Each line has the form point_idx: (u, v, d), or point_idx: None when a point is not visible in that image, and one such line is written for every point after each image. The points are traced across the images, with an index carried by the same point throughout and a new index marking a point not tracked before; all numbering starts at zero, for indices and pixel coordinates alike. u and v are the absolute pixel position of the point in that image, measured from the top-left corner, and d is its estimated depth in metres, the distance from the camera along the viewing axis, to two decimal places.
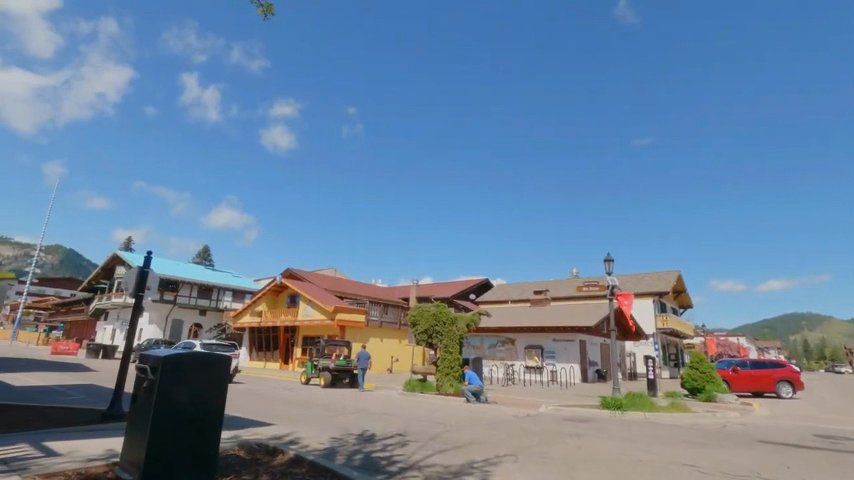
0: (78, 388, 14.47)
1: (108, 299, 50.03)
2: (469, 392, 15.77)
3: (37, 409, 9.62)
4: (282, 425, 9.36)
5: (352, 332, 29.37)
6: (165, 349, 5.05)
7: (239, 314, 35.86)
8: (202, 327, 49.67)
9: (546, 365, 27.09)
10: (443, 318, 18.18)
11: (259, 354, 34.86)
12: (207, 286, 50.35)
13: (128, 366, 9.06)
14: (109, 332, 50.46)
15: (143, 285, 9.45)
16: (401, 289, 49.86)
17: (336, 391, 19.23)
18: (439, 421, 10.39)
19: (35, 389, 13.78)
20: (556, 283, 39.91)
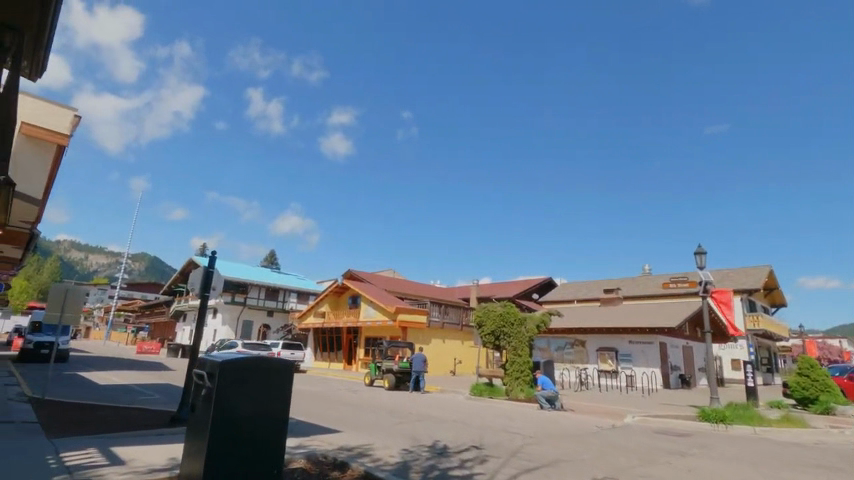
0: (156, 388, 14.94)
1: (186, 302, 53.33)
2: (543, 398, 14.44)
3: (113, 409, 9.74)
4: (349, 432, 8.82)
5: (414, 333, 28.86)
6: (223, 354, 4.51)
7: (303, 315, 36.57)
8: (270, 328, 51.60)
9: (622, 369, 25.09)
10: (511, 318, 17.08)
11: (323, 354, 35.35)
12: (274, 288, 52.22)
13: (194, 368, 8.86)
14: (187, 332, 53.76)
15: (208, 286, 9.29)
16: (461, 289, 49.01)
17: (401, 393, 18.73)
18: (516, 433, 9.43)
19: (117, 388, 14.35)
20: (627, 281, 37.36)
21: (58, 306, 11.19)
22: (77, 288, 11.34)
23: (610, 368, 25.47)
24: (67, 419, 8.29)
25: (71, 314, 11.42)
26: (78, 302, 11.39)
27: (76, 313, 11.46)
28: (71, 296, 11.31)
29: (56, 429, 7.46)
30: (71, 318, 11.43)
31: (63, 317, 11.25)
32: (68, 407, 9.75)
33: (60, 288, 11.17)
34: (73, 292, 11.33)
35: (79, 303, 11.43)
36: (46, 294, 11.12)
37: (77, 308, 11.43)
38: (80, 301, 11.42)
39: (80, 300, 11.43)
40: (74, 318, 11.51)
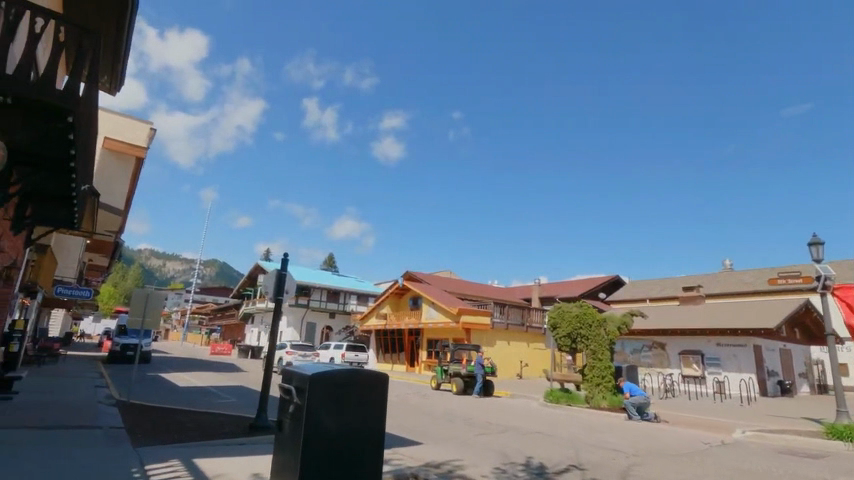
0: (232, 390, 15.18)
1: (253, 304, 55.69)
2: (633, 407, 12.96)
3: (193, 414, 9.76)
4: (431, 445, 8.21)
5: (478, 334, 27.98)
6: (311, 366, 3.97)
7: (365, 317, 36.70)
8: (333, 330, 52.64)
9: (709, 374, 22.87)
10: (589, 320, 15.79)
11: (386, 356, 35.27)
12: (335, 291, 53.26)
13: (270, 374, 8.58)
14: (256, 334, 56.10)
15: (281, 290, 9.02)
16: (522, 289, 47.51)
17: (472, 398, 18.00)
18: (615, 450, 8.41)
19: (196, 390, 14.70)
20: (707, 278, 34.43)
21: (140, 311, 11.44)
22: (155, 292, 11.61)
23: (696, 373, 23.29)
24: (151, 424, 8.30)
25: (152, 319, 11.58)
26: (157, 306, 11.61)
27: (156, 317, 11.61)
28: (150, 300, 11.57)
29: (140, 435, 7.42)
30: (152, 322, 11.58)
31: (145, 321, 11.42)
32: (153, 410, 9.89)
33: (140, 293, 11.45)
34: (151, 296, 11.59)
35: (159, 307, 11.63)
36: (129, 300, 11.46)
37: (157, 312, 11.63)
38: (159, 305, 11.64)
39: (160, 304, 11.64)
40: (155, 323, 11.64)
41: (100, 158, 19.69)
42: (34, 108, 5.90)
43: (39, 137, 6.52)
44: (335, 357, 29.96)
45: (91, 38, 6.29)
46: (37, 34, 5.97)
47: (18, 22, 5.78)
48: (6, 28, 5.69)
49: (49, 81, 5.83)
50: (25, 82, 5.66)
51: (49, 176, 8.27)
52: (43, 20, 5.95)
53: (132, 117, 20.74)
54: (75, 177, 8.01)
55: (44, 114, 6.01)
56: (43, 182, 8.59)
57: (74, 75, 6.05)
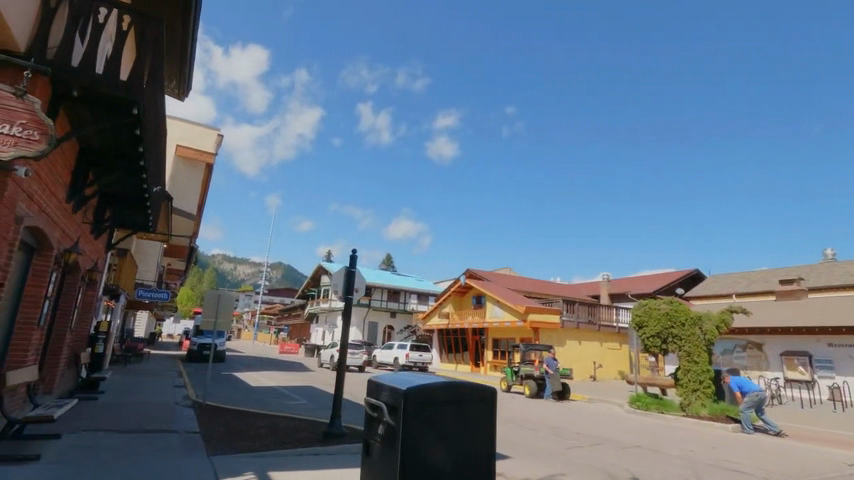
0: (302, 392, 15.04)
1: (317, 305, 57.14)
2: (748, 403, 11.34)
3: (266, 417, 9.52)
4: (519, 459, 7.35)
5: (547, 334, 26.51)
6: (403, 379, 3.26)
7: (427, 316, 36.15)
8: (394, 329, 52.75)
9: (821, 379, 20.08)
10: (681, 319, 14.12)
11: (449, 356, 34.51)
12: (396, 291, 53.39)
13: (342, 376, 8.05)
14: (320, 333, 57.53)
15: (351, 288, 8.48)
16: (590, 286, 45.06)
17: (547, 403, 16.80)
18: (741, 472, 7.12)
19: (268, 390, 14.68)
20: (807, 270, 30.67)
21: (212, 313, 11.42)
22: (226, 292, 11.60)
23: (803, 377, 20.54)
24: (226, 429, 8.06)
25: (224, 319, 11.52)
26: (229, 306, 11.56)
27: (228, 318, 11.54)
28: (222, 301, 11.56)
29: (216, 442, 7.15)
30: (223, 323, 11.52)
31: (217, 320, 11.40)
32: (227, 413, 9.73)
33: (213, 294, 11.45)
34: (222, 297, 11.58)
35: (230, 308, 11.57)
36: (202, 301, 11.51)
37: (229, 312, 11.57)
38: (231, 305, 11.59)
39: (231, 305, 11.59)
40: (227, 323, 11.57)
41: (173, 165, 20.53)
42: (101, 102, 5.69)
43: (108, 133, 6.35)
44: (399, 357, 29.63)
45: (155, 26, 6.01)
46: (102, 23, 5.75)
47: (83, 13, 5.55)
48: (73, 18, 5.46)
49: (114, 70, 5.58)
50: (92, 73, 5.42)
51: (123, 177, 8.26)
52: (107, 9, 5.71)
53: (201, 125, 21.50)
54: (146, 176, 7.94)
55: (112, 107, 5.78)
56: (118, 183, 8.64)
57: (139, 64, 5.78)
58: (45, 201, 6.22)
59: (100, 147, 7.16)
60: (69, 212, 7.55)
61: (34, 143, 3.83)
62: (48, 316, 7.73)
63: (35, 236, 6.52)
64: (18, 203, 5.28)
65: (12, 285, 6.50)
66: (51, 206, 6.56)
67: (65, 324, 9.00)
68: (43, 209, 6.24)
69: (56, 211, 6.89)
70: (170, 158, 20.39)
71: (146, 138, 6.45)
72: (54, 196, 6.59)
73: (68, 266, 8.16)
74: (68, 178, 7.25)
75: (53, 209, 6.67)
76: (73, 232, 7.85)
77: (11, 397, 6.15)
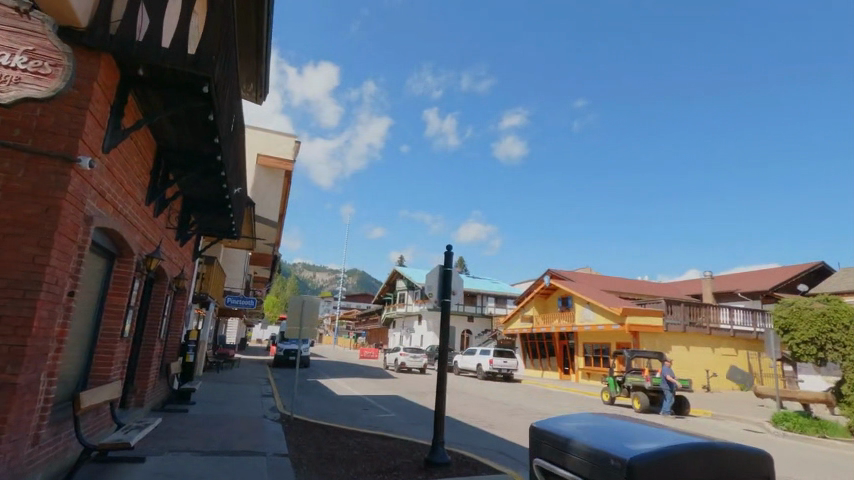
0: (389, 403, 14.16)
1: (394, 309, 57.31)
2: None
3: (357, 437, 8.61)
4: None
5: (649, 338, 23.72)
6: (620, 438, 1.99)
7: (509, 320, 34.33)
8: (472, 334, 51.38)
9: None
10: (841, 320, 11.29)
11: (534, 362, 32.40)
12: (472, 294, 52.09)
13: (443, 393, 6.85)
14: (398, 338, 57.63)
15: (448, 290, 7.29)
16: (688, 284, 40.66)
17: (665, 420, 14.50)
18: None
19: (355, 401, 13.95)
20: None
21: (297, 320, 10.82)
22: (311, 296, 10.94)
23: None
24: (317, 451, 7.20)
25: (309, 327, 10.86)
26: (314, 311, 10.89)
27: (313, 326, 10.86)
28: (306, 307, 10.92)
29: (306, 469, 6.26)
30: (308, 331, 10.85)
31: (302, 329, 10.77)
32: (317, 431, 8.94)
33: (297, 299, 10.83)
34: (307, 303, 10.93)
35: (314, 315, 10.89)
36: (287, 308, 10.91)
37: (314, 318, 10.90)
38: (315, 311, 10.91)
39: (315, 310, 10.91)
40: (312, 332, 10.90)
41: (255, 174, 20.82)
42: (169, 81, 5.00)
43: (181, 121, 5.72)
44: (482, 363, 28.18)
45: None
46: None
47: None
48: None
49: (182, 43, 4.85)
50: (158, 48, 4.72)
51: (202, 177, 7.79)
52: None
53: (278, 132, 21.67)
54: (225, 173, 7.38)
55: (182, 87, 5.07)
56: (199, 184, 8.20)
57: (208, 35, 5.00)
58: (120, 202, 5.69)
59: (177, 142, 6.64)
60: (149, 215, 7.13)
61: (46, 77, 3.26)
62: (134, 326, 7.35)
63: (115, 240, 6.05)
64: (87, 201, 4.68)
65: (93, 294, 6.06)
66: (128, 207, 6.07)
67: (154, 333, 8.73)
68: (118, 210, 5.72)
69: (134, 213, 6.41)
70: (251, 167, 20.67)
71: (220, 124, 5.76)
72: (130, 196, 6.10)
73: (152, 273, 7.80)
74: (147, 178, 6.80)
75: (130, 210, 6.19)
76: (154, 237, 7.45)
77: (95, 416, 5.63)
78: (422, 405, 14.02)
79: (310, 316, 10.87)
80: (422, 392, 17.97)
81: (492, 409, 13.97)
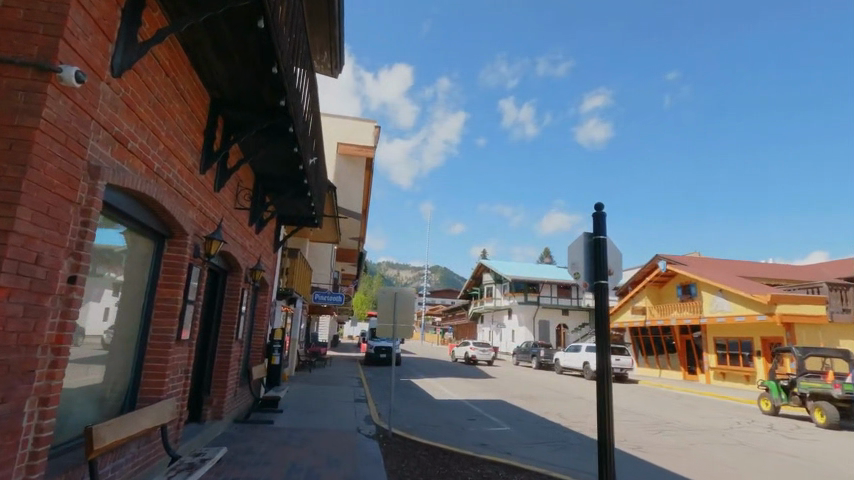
0: (496, 410, 12.08)
1: (482, 304, 55.30)
2: None
3: (475, 466, 6.61)
4: None
5: (808, 331, 19.21)
6: None
7: (615, 312, 30.62)
8: (568, 328, 47.88)
9: None
10: None
11: (649, 359, 28.48)
12: (566, 286, 48.51)
13: (610, 420, 4.61)
14: (487, 334, 55.55)
15: (603, 269, 5.00)
16: (838, 266, 33.87)
17: None
18: None
19: (458, 408, 12.05)
20: None
21: (390, 317, 9.01)
22: (405, 288, 9.16)
23: None
24: None
25: (403, 326, 8.99)
26: (408, 306, 9.08)
27: (408, 324, 9.00)
28: (399, 301, 9.11)
29: None
30: (403, 330, 8.98)
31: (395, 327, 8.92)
32: (421, 454, 7.12)
33: (389, 293, 9.08)
34: (401, 297, 9.11)
35: (410, 312, 9.04)
36: (377, 301, 9.19)
37: (410, 315, 9.05)
38: (410, 306, 9.09)
39: (410, 305, 9.08)
40: (409, 331, 9.00)
41: (336, 165, 19.85)
42: None
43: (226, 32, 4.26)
44: (589, 361, 25.10)
45: None
46: None
47: None
48: None
49: None
50: None
51: (269, 143, 6.41)
52: None
53: (358, 119, 20.49)
54: (294, 131, 5.90)
55: None
56: (267, 153, 6.82)
57: None
58: (156, 158, 4.28)
59: (230, 84, 5.26)
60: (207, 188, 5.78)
61: None
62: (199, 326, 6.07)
63: (161, 215, 4.72)
64: (87, 140, 3.18)
65: (134, 286, 4.75)
66: (173, 172, 4.70)
67: (230, 332, 7.56)
68: (154, 171, 4.32)
69: (183, 180, 5.01)
70: (332, 158, 19.69)
71: (275, 38, 4.19)
72: (174, 157, 4.72)
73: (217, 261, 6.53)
74: (200, 138, 5.46)
75: (177, 175, 4.81)
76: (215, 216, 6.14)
77: (138, 449, 4.20)
78: (537, 414, 11.76)
79: (403, 312, 9.05)
80: (530, 396, 15.69)
81: (626, 421, 11.32)
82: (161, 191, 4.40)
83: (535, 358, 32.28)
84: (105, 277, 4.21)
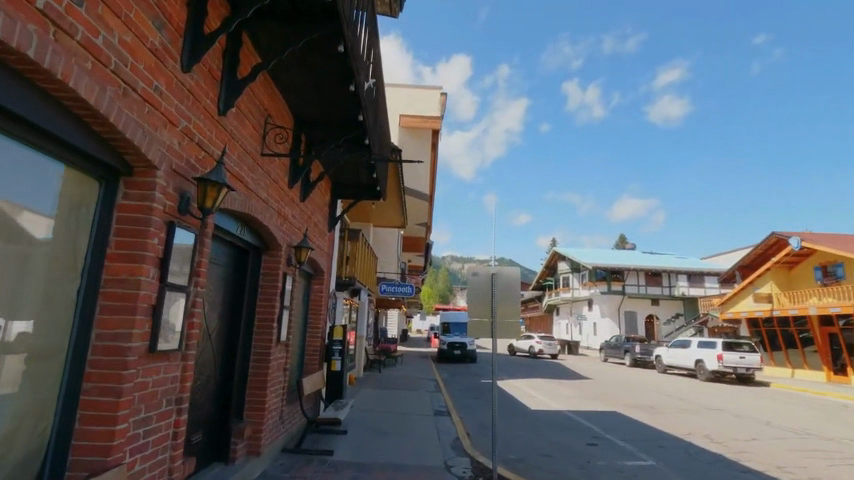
0: (619, 428, 9.23)
1: (559, 295, 51.25)
2: None
3: None
4: None
5: None
6: None
7: (727, 301, 26.02)
8: (659, 320, 42.88)
9: None
10: None
11: (775, 356, 23.74)
12: (655, 272, 43.40)
13: None
14: (565, 327, 51.49)
15: None
16: None
17: None
18: None
19: (566, 426, 9.34)
20: None
21: (487, 308, 6.44)
22: (507, 270, 6.58)
23: None
24: None
25: (505, 320, 6.39)
26: (513, 294, 6.51)
27: (514, 318, 6.40)
28: (499, 287, 6.52)
29: None
30: (507, 325, 6.38)
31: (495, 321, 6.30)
32: None
33: (484, 275, 6.52)
34: (502, 281, 6.53)
35: (514, 302, 6.45)
36: (466, 284, 6.58)
37: (515, 307, 6.47)
38: (515, 294, 6.51)
39: (514, 293, 6.50)
40: (515, 328, 6.39)
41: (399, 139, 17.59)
42: None
43: None
44: (704, 359, 21.07)
45: None
46: None
47: None
48: None
49: None
50: None
51: (300, 35, 4.26)
52: None
53: (422, 87, 18.10)
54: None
55: None
56: (301, 61, 4.72)
57: None
58: None
59: None
60: (186, 98, 4.04)
61: None
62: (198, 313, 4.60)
63: (73, 110, 3.05)
64: None
65: (68, 268, 3.40)
66: (103, 36, 3.03)
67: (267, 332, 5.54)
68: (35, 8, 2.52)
69: (125, 58, 3.25)
70: (395, 131, 17.48)
71: None
72: (96, 3, 2.94)
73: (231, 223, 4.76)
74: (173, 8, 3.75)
75: (104, 37, 3.03)
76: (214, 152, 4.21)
77: None
78: (677, 436, 8.78)
79: (504, 303, 6.47)
80: (648, 405, 12.57)
81: (815, 451, 8.03)
82: (55, 49, 2.62)
83: (629, 355, 28.39)
84: (25, 250, 3.05)
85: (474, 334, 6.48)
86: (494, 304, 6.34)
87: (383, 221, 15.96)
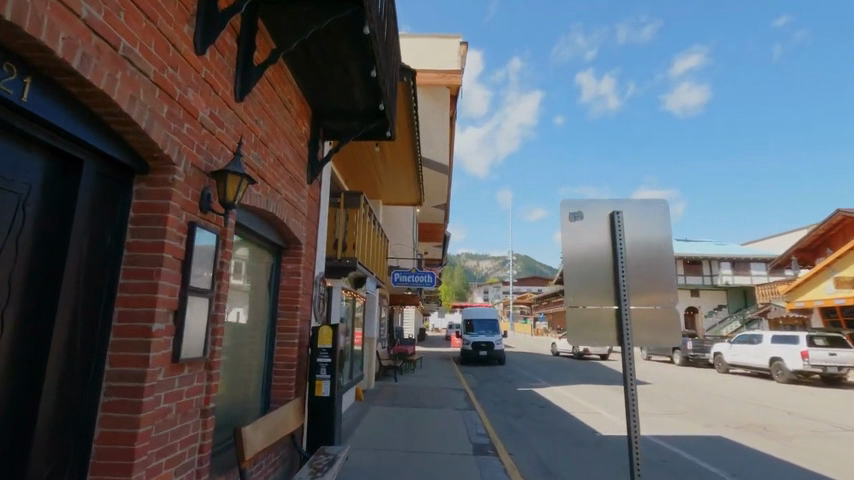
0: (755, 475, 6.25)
1: None
2: None
3: None
4: None
5: None
6: None
7: (796, 287, 22.46)
8: (700, 313, 39.09)
9: None
10: None
11: None
12: (695, 261, 39.51)
13: None
14: None
15: None
16: None
17: None
18: None
19: (672, 472, 6.39)
20: None
21: (608, 288, 2.85)
22: (639, 200, 2.93)
23: None
24: None
25: (649, 309, 2.79)
26: (658, 259, 2.83)
27: (668, 309, 2.79)
28: (628, 242, 2.89)
29: None
30: (654, 319, 2.79)
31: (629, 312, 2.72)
32: None
33: (599, 218, 2.90)
34: (633, 229, 2.89)
35: (669, 276, 2.82)
36: (565, 226, 2.88)
37: (668, 285, 2.81)
38: (664, 260, 2.83)
39: (667, 257, 2.85)
40: (671, 321, 2.80)
41: None
42: None
43: None
44: (782, 358, 17.69)
45: None
46: None
47: None
48: None
49: None
50: None
51: None
52: None
53: (439, 35, 14.91)
54: None
55: None
56: None
57: None
58: None
59: None
60: None
61: None
62: None
63: None
64: None
65: None
66: None
67: (156, 350, 2.55)
68: None
69: None
70: None
71: None
72: None
73: None
74: None
75: None
76: None
77: None
78: None
79: (638, 280, 2.82)
80: (754, 424, 9.46)
81: None
82: None
83: (679, 352, 24.94)
84: None
85: (570, 332, 2.86)
86: (622, 275, 2.72)
87: (395, 197, 13.04)
